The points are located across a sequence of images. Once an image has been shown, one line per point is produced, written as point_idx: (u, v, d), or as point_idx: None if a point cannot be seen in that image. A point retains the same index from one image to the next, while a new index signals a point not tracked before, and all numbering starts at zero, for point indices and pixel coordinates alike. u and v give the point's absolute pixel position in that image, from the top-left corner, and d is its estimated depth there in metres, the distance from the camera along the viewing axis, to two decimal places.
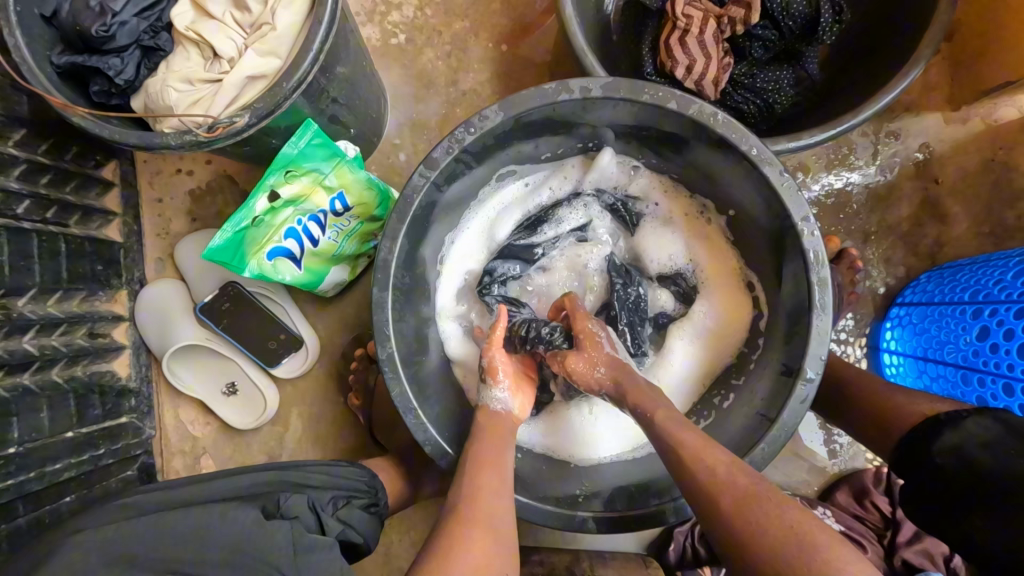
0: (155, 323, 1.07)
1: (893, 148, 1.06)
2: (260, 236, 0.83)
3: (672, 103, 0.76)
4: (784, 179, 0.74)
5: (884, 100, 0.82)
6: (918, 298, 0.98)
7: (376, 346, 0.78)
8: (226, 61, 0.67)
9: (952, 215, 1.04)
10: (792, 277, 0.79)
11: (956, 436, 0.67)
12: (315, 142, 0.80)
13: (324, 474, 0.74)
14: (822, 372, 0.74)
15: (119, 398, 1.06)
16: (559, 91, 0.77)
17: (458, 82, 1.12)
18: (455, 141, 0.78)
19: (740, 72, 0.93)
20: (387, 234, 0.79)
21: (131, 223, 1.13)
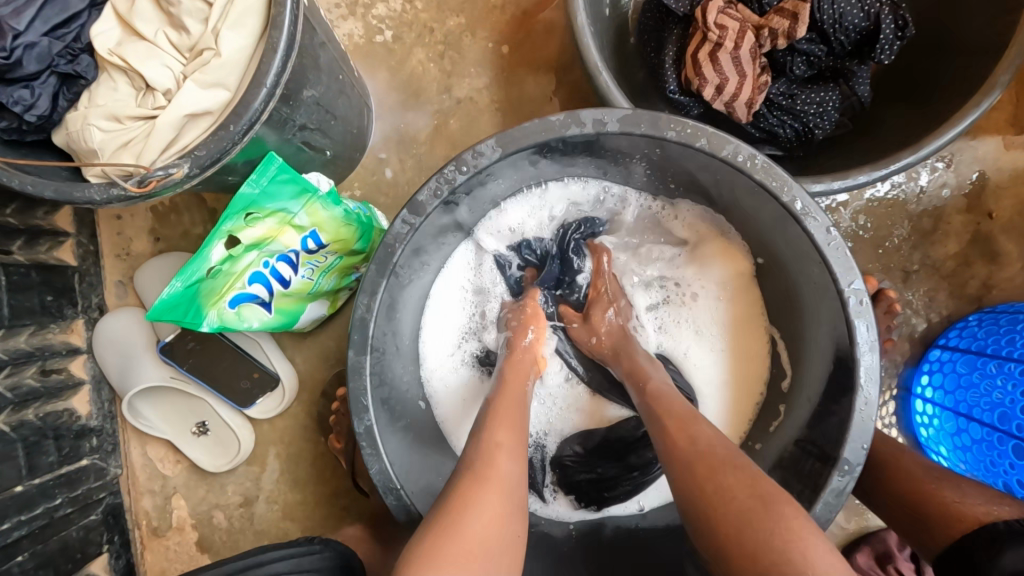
0: (115, 359, 0.97)
1: (942, 176, 0.93)
2: (219, 286, 0.72)
3: (702, 142, 0.64)
4: (831, 237, 0.63)
5: (950, 135, 0.69)
6: (964, 344, 0.86)
7: (352, 418, 0.69)
8: (160, 95, 0.54)
9: (1005, 254, 0.93)
10: (830, 345, 0.69)
11: (1013, 548, 0.56)
12: (280, 178, 0.68)
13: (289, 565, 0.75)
14: (862, 464, 0.64)
15: (78, 439, 0.97)
16: (567, 124, 0.65)
17: (452, 89, 0.99)
18: (444, 182, 0.66)
19: (777, 91, 0.80)
20: (365, 288, 0.68)
21: (87, 244, 1.01)
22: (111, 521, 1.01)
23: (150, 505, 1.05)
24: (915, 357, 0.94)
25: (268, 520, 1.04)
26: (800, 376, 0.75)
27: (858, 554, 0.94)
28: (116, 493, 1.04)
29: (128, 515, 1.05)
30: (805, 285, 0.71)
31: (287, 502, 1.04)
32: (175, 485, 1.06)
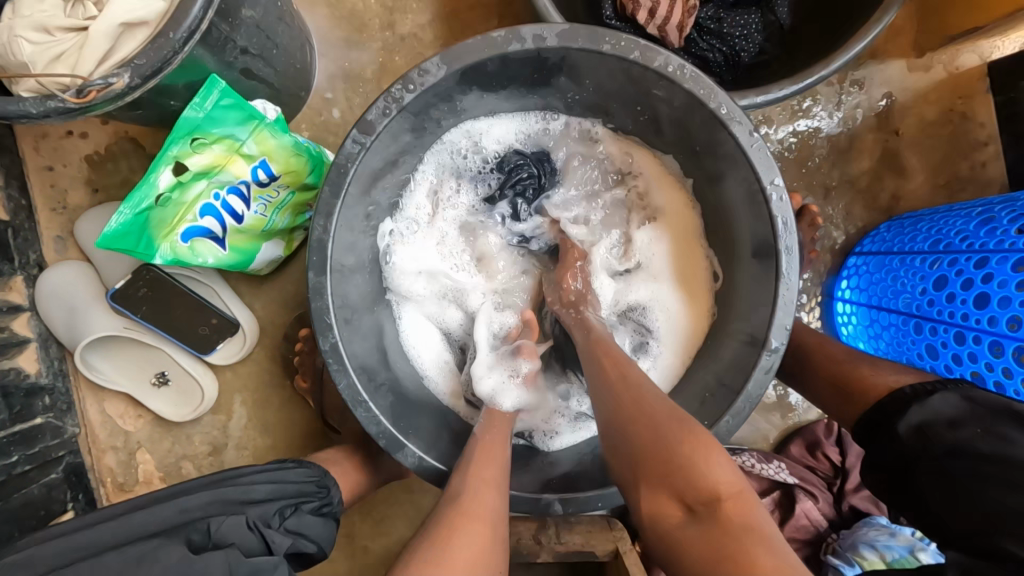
0: (59, 312, 0.94)
1: (856, 99, 1.02)
2: (170, 216, 0.72)
3: (635, 54, 0.68)
4: (755, 139, 0.69)
5: (856, 49, 0.77)
6: (876, 248, 0.96)
7: (317, 336, 0.71)
8: (90, 4, 0.53)
9: (911, 167, 1.03)
10: (755, 243, 0.76)
11: (917, 407, 0.66)
12: (224, 102, 0.68)
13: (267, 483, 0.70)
14: (785, 343, 0.72)
15: (29, 397, 0.95)
16: (509, 40, 0.67)
17: (395, 25, 0.99)
18: (392, 101, 0.68)
19: (706, 15, 0.86)
20: (320, 210, 0.69)
21: (18, 197, 0.97)
22: (74, 479, 1.00)
23: (113, 461, 1.04)
24: (837, 266, 1.04)
25: (239, 465, 1.05)
26: (731, 277, 0.82)
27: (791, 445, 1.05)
28: (76, 452, 1.02)
29: (91, 474, 1.04)
30: (734, 193, 0.77)
31: (257, 446, 1.05)
32: (139, 440, 1.05)
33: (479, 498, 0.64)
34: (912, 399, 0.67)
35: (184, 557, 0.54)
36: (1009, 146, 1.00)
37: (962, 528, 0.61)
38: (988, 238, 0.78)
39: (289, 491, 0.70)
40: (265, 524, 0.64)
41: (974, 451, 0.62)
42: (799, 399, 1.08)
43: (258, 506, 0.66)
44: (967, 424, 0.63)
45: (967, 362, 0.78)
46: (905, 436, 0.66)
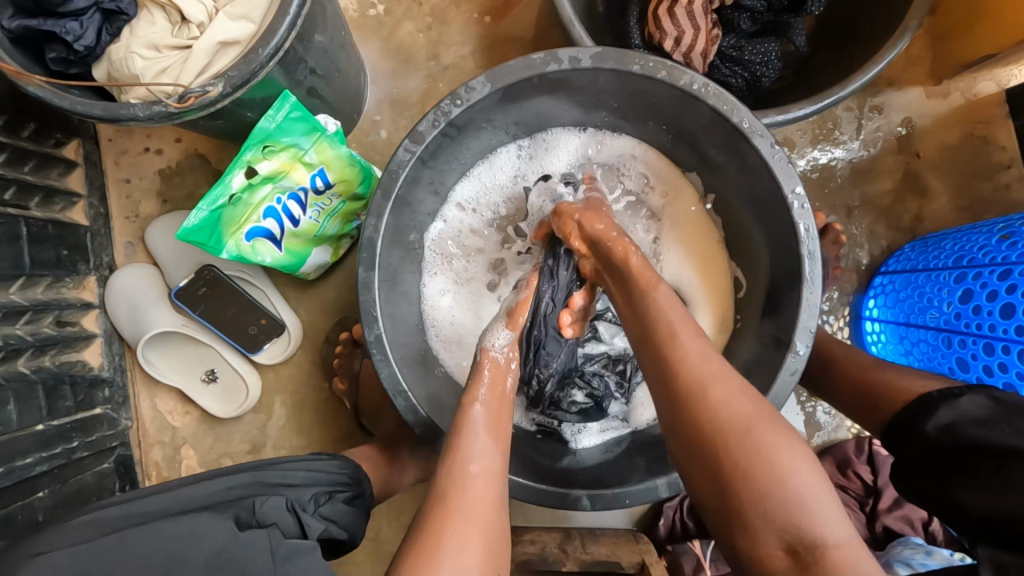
0: (126, 310, 1.03)
1: (875, 123, 1.06)
2: (238, 216, 0.79)
3: (662, 73, 0.74)
4: (776, 151, 0.74)
5: (872, 72, 0.82)
6: (901, 266, 0.98)
7: (363, 328, 0.77)
8: (194, 26, 0.62)
9: (933, 189, 1.06)
10: (778, 249, 0.79)
11: (945, 408, 0.68)
12: (293, 115, 0.77)
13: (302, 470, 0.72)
14: (810, 346, 0.74)
15: (92, 388, 1.02)
16: (547, 61, 0.75)
17: (440, 56, 1.09)
18: (441, 114, 0.75)
19: (728, 44, 0.92)
20: (372, 211, 0.76)
21: (98, 206, 1.07)
22: (124, 470, 1.06)
23: (160, 455, 1.10)
24: (862, 284, 1.06)
25: None
26: (756, 286, 0.85)
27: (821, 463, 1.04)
28: (127, 444, 1.08)
29: (138, 466, 1.09)
30: (757, 204, 0.81)
31: (294, 446, 1.10)
32: (185, 436, 1.11)
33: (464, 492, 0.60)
34: (939, 402, 0.69)
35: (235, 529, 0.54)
36: None
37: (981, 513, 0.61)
38: (1008, 251, 0.80)
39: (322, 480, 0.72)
40: (301, 508, 0.66)
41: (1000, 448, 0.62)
42: (827, 417, 1.08)
43: (296, 490, 0.68)
44: (997, 424, 0.64)
45: (998, 372, 0.79)
46: (931, 433, 0.68)
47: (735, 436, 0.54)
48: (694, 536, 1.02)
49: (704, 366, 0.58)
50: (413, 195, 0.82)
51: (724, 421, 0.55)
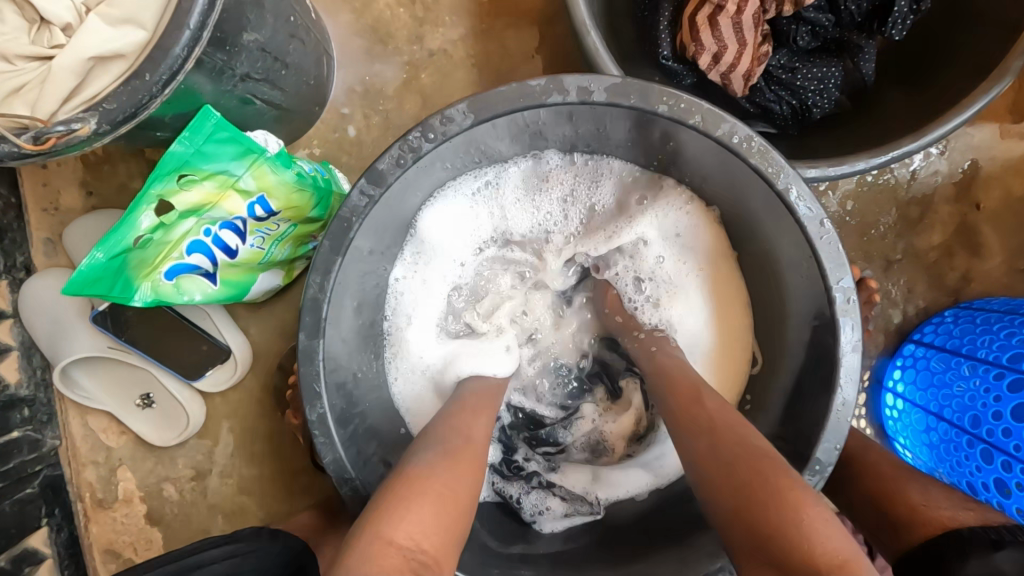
0: (44, 324, 0.88)
1: (935, 163, 0.90)
2: (152, 255, 0.64)
3: (695, 118, 0.58)
4: (825, 230, 0.59)
5: (955, 124, 0.65)
6: (939, 341, 0.86)
7: (303, 404, 0.64)
8: (58, 30, 0.45)
9: (988, 246, 0.91)
10: (809, 339, 0.66)
11: (975, 560, 0.57)
12: (219, 136, 0.60)
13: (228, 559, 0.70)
14: (833, 464, 0.62)
15: (7, 409, 0.90)
16: (548, 90, 0.58)
17: (424, 39, 0.89)
18: (408, 149, 0.59)
19: (778, 63, 0.74)
20: (317, 266, 0.61)
21: (8, 195, 0.90)
22: (51, 494, 0.96)
23: (93, 477, 0.99)
24: (890, 348, 0.94)
25: (221, 494, 0.99)
26: (774, 369, 0.73)
27: None
28: (55, 465, 0.98)
29: (69, 487, 0.99)
30: (791, 280, 0.67)
31: (242, 477, 0.99)
32: (121, 457, 1.00)
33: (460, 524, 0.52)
34: (971, 548, 0.58)
35: None
36: None
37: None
38: None
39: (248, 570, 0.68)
40: None
41: None
42: None
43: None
44: None
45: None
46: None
47: (746, 466, 0.51)
48: None
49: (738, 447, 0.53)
50: (374, 225, 0.64)
51: (764, 492, 0.49)
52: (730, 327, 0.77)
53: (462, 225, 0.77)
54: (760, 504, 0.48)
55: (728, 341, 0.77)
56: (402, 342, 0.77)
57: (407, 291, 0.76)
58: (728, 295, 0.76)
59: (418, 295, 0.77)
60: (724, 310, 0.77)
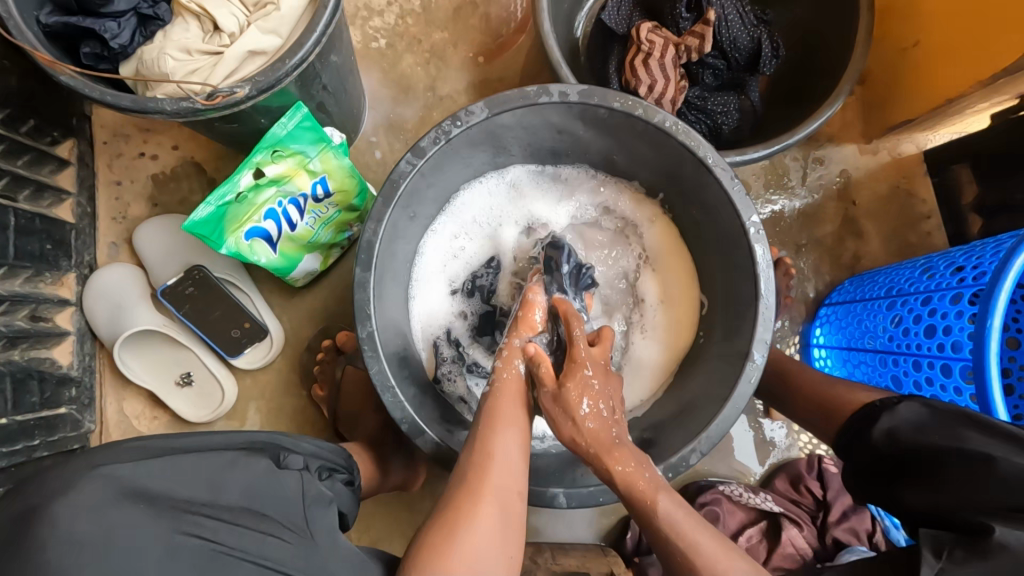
0: (106, 308, 1.02)
1: (819, 173, 1.21)
2: (241, 214, 0.83)
3: (639, 111, 0.85)
4: (735, 183, 0.84)
5: (814, 125, 0.95)
6: (843, 297, 1.10)
7: (356, 324, 0.80)
8: (226, 35, 0.69)
9: (867, 232, 1.20)
10: (737, 269, 0.89)
11: (885, 416, 0.77)
12: (304, 125, 0.82)
13: (307, 444, 0.75)
14: (766, 356, 0.83)
15: (59, 386, 1.00)
16: (539, 94, 0.84)
17: (436, 88, 1.18)
18: (442, 133, 0.83)
19: (694, 94, 1.05)
20: (372, 216, 0.82)
21: (85, 205, 1.08)
22: None
23: None
24: (810, 315, 1.17)
25: None
26: (717, 306, 0.95)
27: (777, 479, 1.12)
28: (87, 449, 1.04)
29: None
30: (718, 230, 0.92)
31: None
32: None
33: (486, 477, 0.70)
34: (882, 409, 0.78)
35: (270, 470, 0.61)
36: (947, 219, 1.18)
37: (922, 505, 0.70)
38: (929, 281, 0.91)
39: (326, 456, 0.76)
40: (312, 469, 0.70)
41: (934, 447, 0.71)
42: (781, 436, 1.16)
43: (306, 457, 0.73)
44: (931, 429, 0.73)
45: (928, 386, 0.90)
46: (878, 438, 0.77)
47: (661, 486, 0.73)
48: None
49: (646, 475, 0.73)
50: (424, 187, 0.89)
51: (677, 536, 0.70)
52: (677, 287, 1.02)
53: (481, 206, 1.03)
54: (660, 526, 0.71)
55: (682, 300, 1.01)
56: (425, 284, 1.01)
57: (433, 247, 1.01)
58: (674, 261, 1.02)
59: (442, 252, 1.02)
60: (673, 273, 1.02)
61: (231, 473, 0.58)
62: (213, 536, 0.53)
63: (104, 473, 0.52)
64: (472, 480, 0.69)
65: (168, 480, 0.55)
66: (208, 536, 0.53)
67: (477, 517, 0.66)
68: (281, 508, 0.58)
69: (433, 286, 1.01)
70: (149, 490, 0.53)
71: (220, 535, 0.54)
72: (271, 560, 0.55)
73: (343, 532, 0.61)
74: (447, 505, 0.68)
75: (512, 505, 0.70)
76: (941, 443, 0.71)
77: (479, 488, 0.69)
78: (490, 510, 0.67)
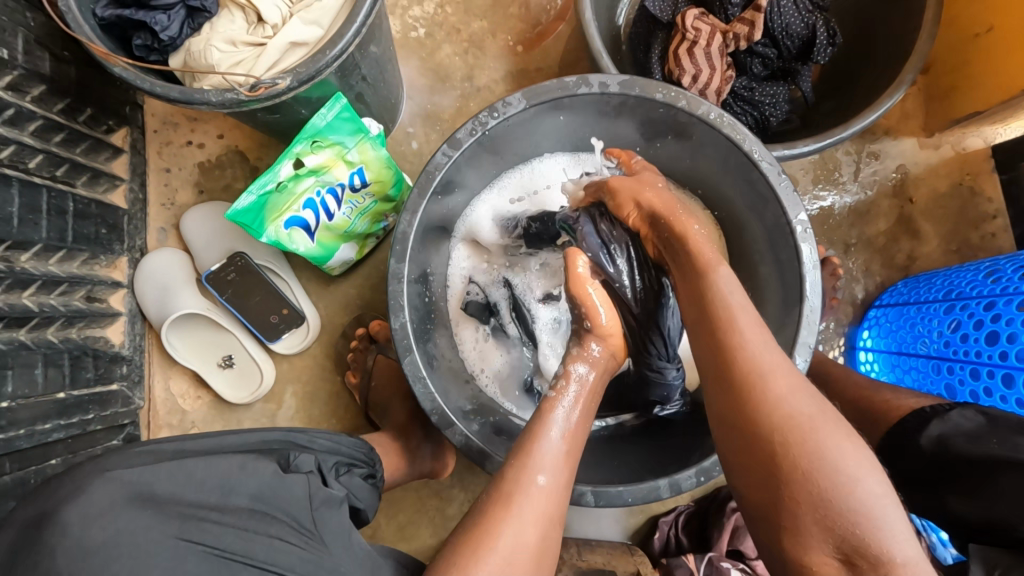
0: (156, 291, 1.07)
1: (873, 167, 1.15)
2: (280, 204, 0.84)
3: (683, 102, 0.82)
4: (782, 179, 0.80)
5: (872, 117, 0.90)
6: (894, 300, 1.04)
7: (389, 315, 0.81)
8: (269, 27, 0.69)
9: (924, 232, 1.13)
10: (782, 271, 0.85)
11: (936, 422, 0.72)
12: (343, 115, 0.83)
13: (325, 442, 0.78)
14: (808, 361, 0.79)
15: (111, 364, 1.05)
16: (579, 84, 0.82)
17: (473, 78, 1.17)
18: (479, 124, 0.82)
19: (740, 85, 1.01)
20: (408, 208, 0.82)
21: (137, 191, 1.13)
22: None
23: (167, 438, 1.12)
24: (857, 317, 1.12)
25: None
26: (757, 306, 0.91)
27: None
28: (137, 423, 1.10)
29: None
30: (760, 226, 0.88)
31: None
32: (194, 420, 1.12)
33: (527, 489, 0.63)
34: (933, 415, 0.73)
35: (278, 473, 0.61)
36: (1015, 219, 1.10)
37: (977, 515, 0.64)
38: (992, 285, 0.86)
39: (344, 452, 0.78)
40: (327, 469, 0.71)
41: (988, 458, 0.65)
42: None
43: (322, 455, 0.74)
44: (986, 438, 0.67)
45: (984, 397, 0.83)
46: (926, 448, 0.71)
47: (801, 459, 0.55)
48: (688, 551, 1.04)
49: (764, 358, 0.62)
50: (472, 165, 0.89)
51: (805, 437, 0.56)
52: None
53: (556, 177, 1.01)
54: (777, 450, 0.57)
55: None
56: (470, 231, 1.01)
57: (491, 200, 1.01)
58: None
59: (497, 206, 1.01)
60: None
61: (241, 474, 0.59)
62: (217, 543, 0.54)
63: (114, 478, 0.54)
64: (512, 479, 0.64)
65: (169, 487, 0.56)
66: (213, 542, 0.54)
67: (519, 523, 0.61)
68: (289, 509, 0.59)
69: (473, 241, 1.02)
70: (156, 495, 0.55)
71: (223, 542, 0.55)
72: (279, 563, 0.56)
73: (355, 532, 0.62)
74: (486, 509, 0.63)
75: (556, 499, 0.65)
76: (995, 452, 0.64)
77: (513, 493, 0.63)
78: (528, 512, 0.62)
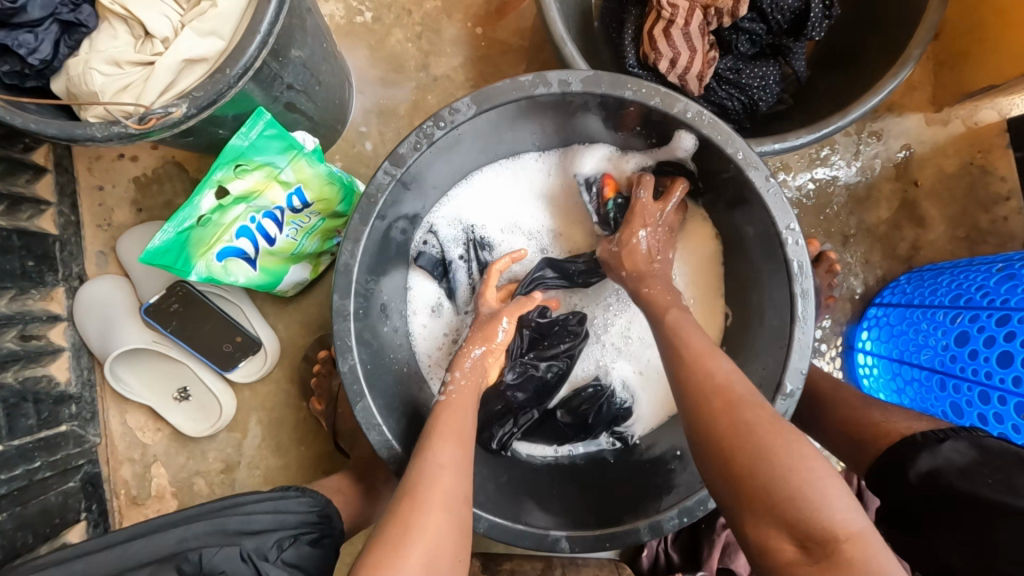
0: (95, 324, 0.99)
1: (874, 149, 1.04)
2: (207, 237, 0.75)
3: (656, 100, 0.71)
4: (770, 183, 0.71)
5: (873, 102, 0.79)
6: (896, 299, 0.96)
7: (337, 358, 0.73)
8: (159, 42, 0.59)
9: (931, 218, 1.03)
10: (772, 287, 0.76)
11: (925, 454, 0.62)
12: (268, 133, 0.73)
13: (269, 513, 0.76)
14: (801, 388, 0.72)
15: (57, 405, 0.98)
16: (535, 84, 0.71)
17: (429, 67, 1.05)
18: (423, 136, 0.72)
19: (725, 66, 0.89)
20: (349, 236, 0.73)
21: (68, 213, 1.03)
22: (89, 489, 1.03)
23: (129, 473, 1.07)
24: (857, 316, 1.04)
25: (250, 484, 1.06)
26: (746, 320, 0.83)
27: None
28: (95, 461, 1.05)
29: (106, 485, 1.06)
30: (752, 233, 0.78)
31: (269, 467, 1.07)
32: (155, 453, 1.07)
33: (433, 486, 0.63)
34: (921, 445, 0.63)
35: None
36: None
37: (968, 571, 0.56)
38: (1006, 294, 0.77)
39: (288, 522, 0.76)
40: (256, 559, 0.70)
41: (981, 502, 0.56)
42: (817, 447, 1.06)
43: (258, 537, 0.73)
44: (981, 475, 0.57)
45: (990, 423, 0.77)
46: (913, 480, 0.62)
47: (742, 439, 0.60)
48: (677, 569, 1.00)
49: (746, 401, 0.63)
50: (435, 163, 0.79)
51: (721, 426, 0.62)
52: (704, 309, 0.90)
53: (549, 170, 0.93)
54: (714, 436, 0.62)
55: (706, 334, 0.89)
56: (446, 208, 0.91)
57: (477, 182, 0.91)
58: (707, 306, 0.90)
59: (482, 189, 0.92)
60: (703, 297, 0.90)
61: None
62: None
63: None
64: (421, 488, 0.63)
65: None
66: None
67: (429, 518, 0.60)
68: None
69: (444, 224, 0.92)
70: None
71: None
72: None
73: None
74: (394, 509, 0.62)
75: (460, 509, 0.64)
76: (991, 494, 0.55)
77: (417, 487, 0.63)
78: (438, 527, 0.60)
